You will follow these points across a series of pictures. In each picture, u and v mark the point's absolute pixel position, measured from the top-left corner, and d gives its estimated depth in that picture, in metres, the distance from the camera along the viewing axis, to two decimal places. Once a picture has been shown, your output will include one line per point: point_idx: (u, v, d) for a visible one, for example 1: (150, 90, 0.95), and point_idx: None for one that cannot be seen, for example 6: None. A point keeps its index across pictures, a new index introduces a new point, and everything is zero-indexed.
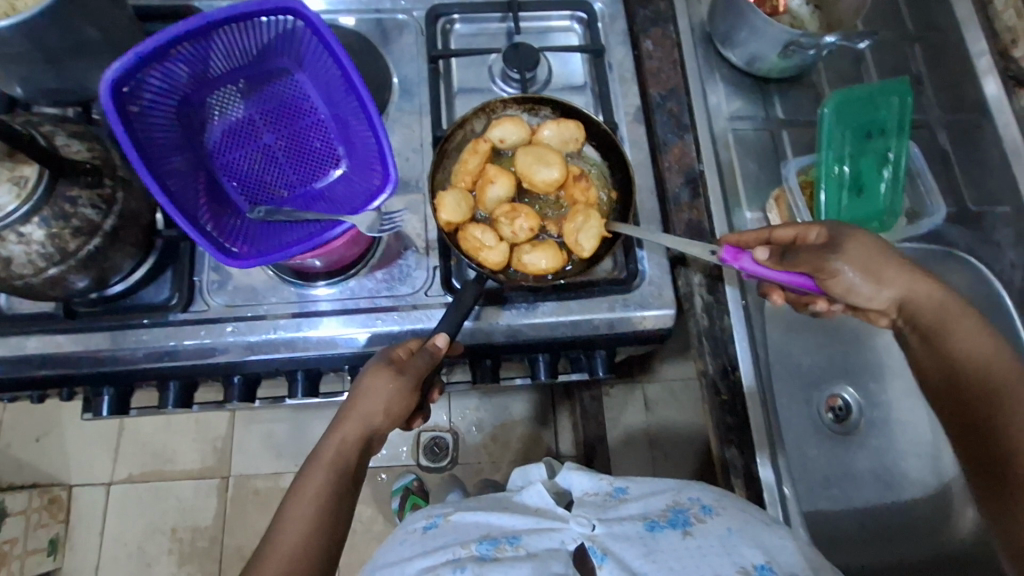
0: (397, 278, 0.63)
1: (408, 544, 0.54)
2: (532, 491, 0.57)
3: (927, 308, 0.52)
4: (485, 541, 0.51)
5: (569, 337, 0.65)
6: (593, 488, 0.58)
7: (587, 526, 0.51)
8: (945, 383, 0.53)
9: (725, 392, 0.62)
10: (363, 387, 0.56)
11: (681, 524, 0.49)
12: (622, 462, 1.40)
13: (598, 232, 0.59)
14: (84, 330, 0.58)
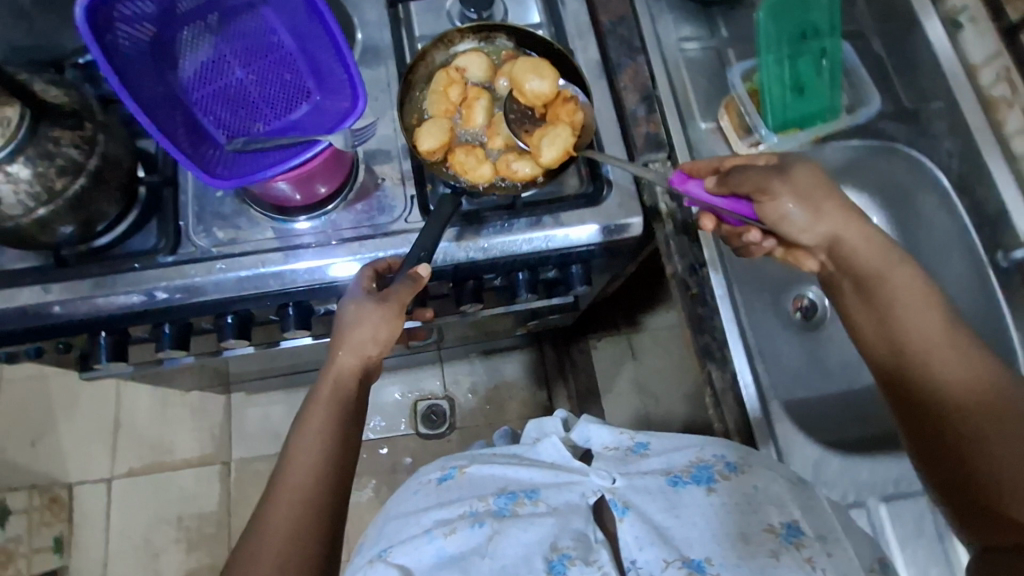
0: (376, 209, 0.66)
1: (422, 493, 0.59)
2: (547, 445, 0.61)
3: (864, 257, 0.54)
4: (503, 495, 0.56)
5: (545, 254, 0.68)
6: (613, 441, 0.62)
7: (609, 479, 0.57)
8: (880, 334, 0.54)
9: (694, 288, 0.66)
10: (349, 319, 0.59)
11: (706, 480, 0.54)
12: (614, 411, 1.44)
13: (563, 146, 0.61)
14: (73, 279, 0.60)
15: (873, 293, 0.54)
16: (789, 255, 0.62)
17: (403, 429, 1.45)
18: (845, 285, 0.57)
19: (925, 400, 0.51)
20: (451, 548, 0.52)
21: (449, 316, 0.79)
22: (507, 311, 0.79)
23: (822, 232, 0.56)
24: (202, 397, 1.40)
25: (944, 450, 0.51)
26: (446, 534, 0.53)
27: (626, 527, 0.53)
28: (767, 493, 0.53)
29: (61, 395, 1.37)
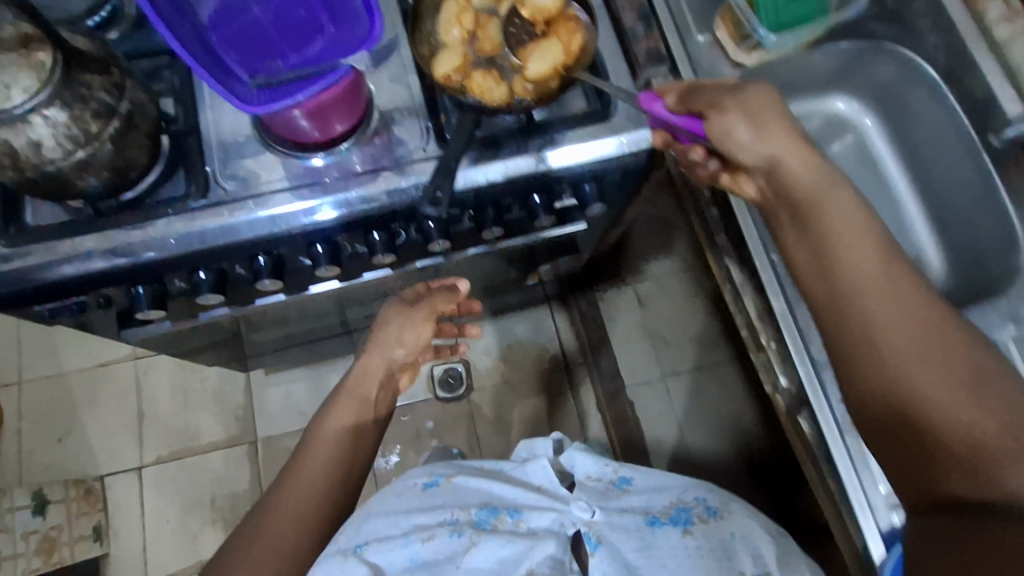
0: (392, 142, 0.67)
1: (407, 498, 0.71)
2: (537, 467, 0.72)
3: (800, 184, 0.54)
4: (485, 509, 0.66)
5: (560, 175, 0.70)
6: (599, 473, 0.72)
7: (589, 512, 0.65)
8: (818, 272, 0.53)
9: (706, 191, 0.69)
10: (384, 320, 0.79)
11: (682, 523, 0.63)
12: (628, 358, 1.47)
13: (549, 63, 0.63)
14: (112, 229, 0.62)
15: (810, 227, 0.53)
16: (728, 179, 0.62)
17: (422, 395, 1.49)
18: (783, 216, 0.56)
19: (857, 337, 0.50)
20: (426, 553, 0.62)
21: (468, 249, 0.80)
22: (525, 242, 0.81)
23: (764, 153, 0.56)
24: (223, 380, 1.42)
25: (880, 395, 0.48)
26: (424, 540, 0.63)
27: (596, 562, 0.60)
28: (738, 541, 0.62)
29: (84, 392, 1.39)
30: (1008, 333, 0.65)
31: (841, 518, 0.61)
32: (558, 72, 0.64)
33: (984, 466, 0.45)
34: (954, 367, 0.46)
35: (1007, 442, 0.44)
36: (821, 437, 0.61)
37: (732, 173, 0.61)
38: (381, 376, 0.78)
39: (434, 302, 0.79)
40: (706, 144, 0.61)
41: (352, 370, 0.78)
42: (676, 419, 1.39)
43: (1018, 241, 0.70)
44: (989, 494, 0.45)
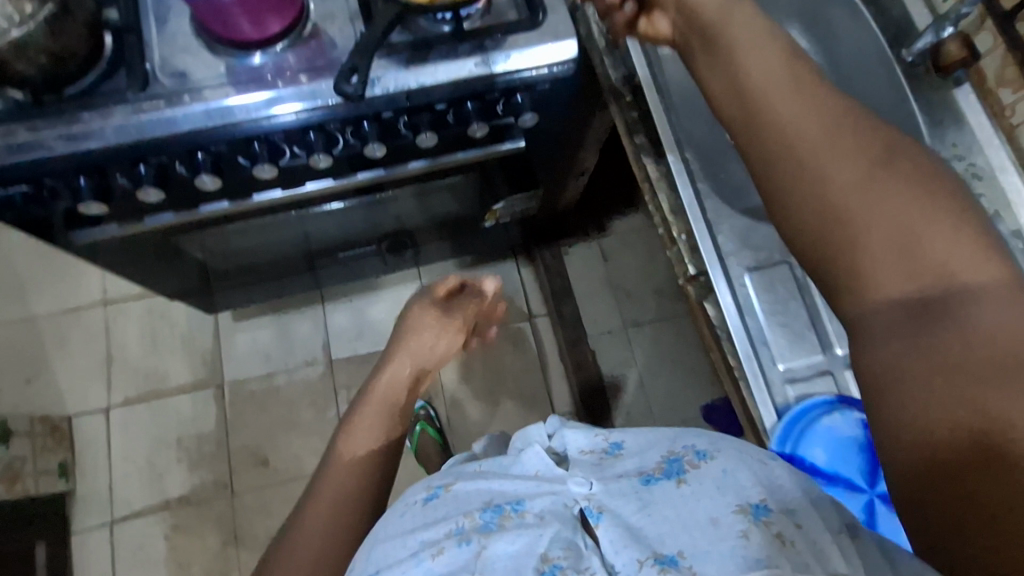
0: (328, 44, 0.70)
1: (409, 515, 0.55)
2: (530, 453, 0.57)
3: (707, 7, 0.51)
4: (489, 508, 0.52)
5: (490, 82, 0.73)
6: (590, 446, 0.57)
7: (586, 486, 0.52)
8: (727, 87, 0.48)
9: (627, 95, 0.74)
10: (416, 324, 0.86)
11: (676, 473, 0.50)
12: (590, 308, 1.50)
13: None
14: (50, 118, 0.64)
15: (719, 46, 0.50)
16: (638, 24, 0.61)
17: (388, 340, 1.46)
18: (693, 46, 0.53)
19: (777, 146, 0.44)
20: (438, 568, 0.49)
21: (409, 163, 0.84)
22: (465, 158, 0.86)
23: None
24: (191, 326, 1.45)
25: (802, 196, 0.43)
26: (434, 556, 0.49)
27: (603, 532, 0.48)
28: (734, 479, 0.48)
29: (54, 336, 1.41)
30: None
31: (740, 391, 0.64)
32: None
33: (918, 250, 0.39)
34: (866, 152, 0.42)
35: (935, 217, 0.39)
36: (721, 319, 0.65)
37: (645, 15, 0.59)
38: (411, 374, 0.82)
39: (467, 307, 0.91)
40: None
41: (381, 369, 0.82)
42: (636, 365, 1.45)
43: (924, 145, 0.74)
44: (927, 283, 0.39)
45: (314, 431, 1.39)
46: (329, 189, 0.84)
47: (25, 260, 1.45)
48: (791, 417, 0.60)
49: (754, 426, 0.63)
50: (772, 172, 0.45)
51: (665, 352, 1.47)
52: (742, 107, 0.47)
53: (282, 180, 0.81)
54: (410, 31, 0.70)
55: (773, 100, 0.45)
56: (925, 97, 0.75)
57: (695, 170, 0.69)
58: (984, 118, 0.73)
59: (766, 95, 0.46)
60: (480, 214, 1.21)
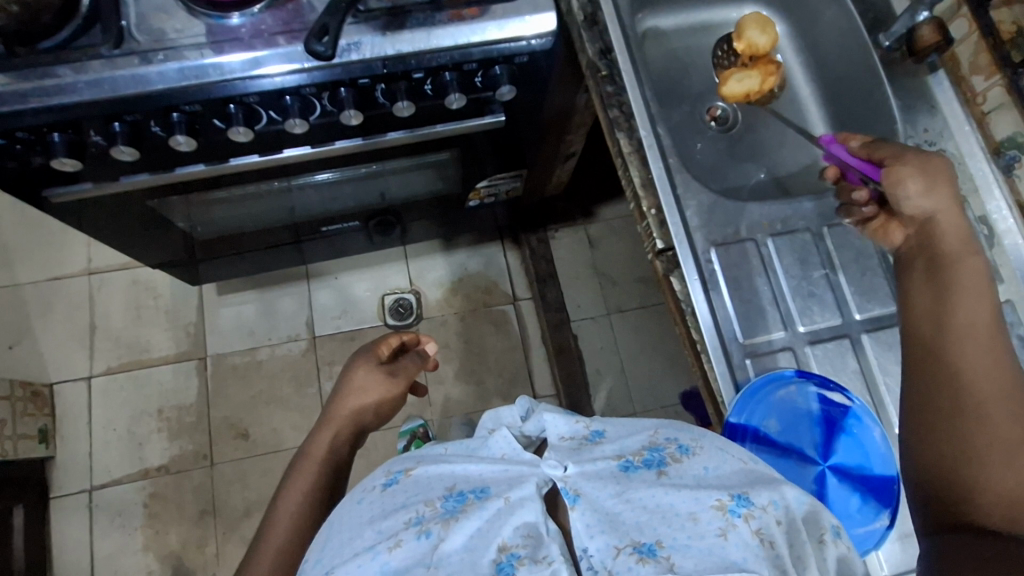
0: (304, 7, 0.70)
1: (366, 502, 0.49)
2: (498, 438, 0.53)
3: (948, 242, 0.56)
4: (450, 496, 0.47)
5: (466, 52, 0.73)
6: (569, 432, 0.53)
7: (560, 467, 0.48)
8: (931, 315, 0.54)
9: (603, 70, 0.73)
10: (357, 385, 0.80)
11: (657, 464, 0.47)
12: (575, 294, 1.50)
13: (748, 50, 0.76)
14: (24, 69, 0.65)
15: (942, 279, 0.55)
16: (877, 230, 0.63)
17: (372, 320, 1.47)
18: (918, 265, 0.58)
19: (950, 383, 0.51)
20: (395, 562, 0.43)
21: (389, 134, 0.85)
22: (444, 131, 0.86)
23: (923, 209, 0.58)
24: (176, 298, 1.45)
25: (931, 413, 0.51)
26: (390, 549, 0.43)
27: (577, 516, 0.44)
28: (718, 475, 0.46)
29: (38, 303, 1.42)
30: None
31: (702, 364, 0.63)
32: (756, 74, 0.77)
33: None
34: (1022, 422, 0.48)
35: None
36: (687, 293, 0.64)
37: (884, 223, 0.63)
38: (351, 434, 0.78)
39: (409, 369, 0.85)
40: (877, 188, 0.63)
41: (319, 433, 0.77)
42: (618, 352, 1.46)
43: (898, 130, 0.74)
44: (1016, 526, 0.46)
45: (295, 405, 1.40)
46: (309, 157, 0.84)
47: (11, 224, 1.45)
48: (748, 391, 0.59)
49: (713, 398, 0.63)
50: (932, 407, 0.51)
51: (647, 339, 1.47)
52: (934, 340, 0.53)
53: (260, 145, 0.81)
54: None
55: (958, 351, 0.51)
56: (899, 81, 0.75)
57: (666, 146, 0.69)
58: (956, 104, 0.73)
59: (956, 342, 0.52)
60: (464, 194, 1.21)
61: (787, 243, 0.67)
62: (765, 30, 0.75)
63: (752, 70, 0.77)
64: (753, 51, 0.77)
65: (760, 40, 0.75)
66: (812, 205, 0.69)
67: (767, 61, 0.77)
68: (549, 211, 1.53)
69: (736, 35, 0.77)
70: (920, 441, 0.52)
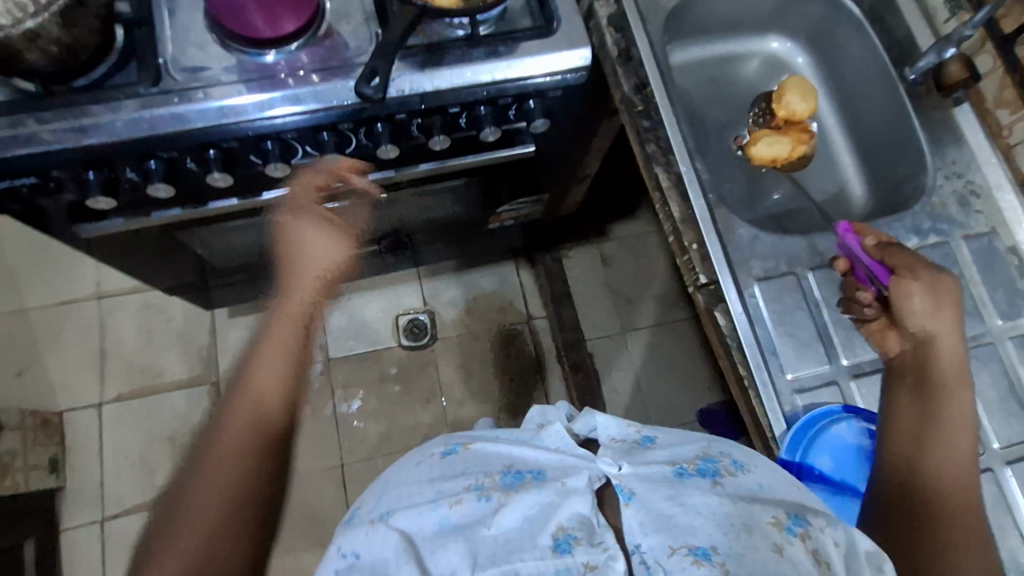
0: (340, 45, 0.70)
1: (425, 466, 0.54)
2: (549, 432, 0.54)
3: (944, 365, 0.58)
4: (509, 473, 0.51)
5: (500, 87, 0.73)
6: (620, 434, 0.54)
7: (614, 466, 0.49)
8: (915, 431, 0.57)
9: (639, 104, 0.73)
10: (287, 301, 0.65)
11: (711, 474, 0.48)
12: (588, 312, 1.50)
13: (788, 112, 0.81)
14: (61, 110, 0.64)
15: (930, 398, 0.57)
16: (875, 334, 0.64)
17: (386, 341, 1.47)
18: (908, 380, 0.60)
19: (923, 495, 0.53)
20: (455, 517, 0.47)
21: (419, 165, 0.84)
22: (474, 161, 0.85)
23: (925, 329, 0.60)
24: (188, 321, 1.43)
25: (901, 525, 0.53)
26: (452, 504, 0.48)
27: (631, 513, 0.46)
28: (772, 493, 0.48)
29: (46, 330, 1.39)
30: (909, 243, 0.71)
31: (749, 399, 0.64)
32: (789, 140, 0.81)
33: None
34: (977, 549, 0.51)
35: None
36: (731, 327, 0.65)
37: (882, 328, 0.64)
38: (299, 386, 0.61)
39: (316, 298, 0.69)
40: (882, 293, 0.64)
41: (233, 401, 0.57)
42: (633, 370, 1.47)
43: (927, 161, 0.75)
44: None
45: (311, 429, 1.40)
46: (339, 189, 0.84)
47: (17, 249, 1.43)
48: (799, 429, 0.60)
49: (761, 433, 0.63)
50: (902, 515, 0.53)
51: (662, 357, 1.48)
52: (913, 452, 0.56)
53: (292, 179, 0.81)
54: (425, 33, 0.72)
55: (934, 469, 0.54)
56: (927, 114, 0.77)
57: (705, 180, 0.70)
58: (981, 137, 0.75)
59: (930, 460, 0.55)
60: (485, 217, 1.22)
61: (827, 276, 0.68)
62: (806, 96, 0.80)
63: (786, 136, 0.82)
64: (790, 117, 0.81)
65: (799, 108, 0.80)
66: None
67: (799, 129, 0.82)
68: (563, 231, 1.53)
69: (777, 96, 0.82)
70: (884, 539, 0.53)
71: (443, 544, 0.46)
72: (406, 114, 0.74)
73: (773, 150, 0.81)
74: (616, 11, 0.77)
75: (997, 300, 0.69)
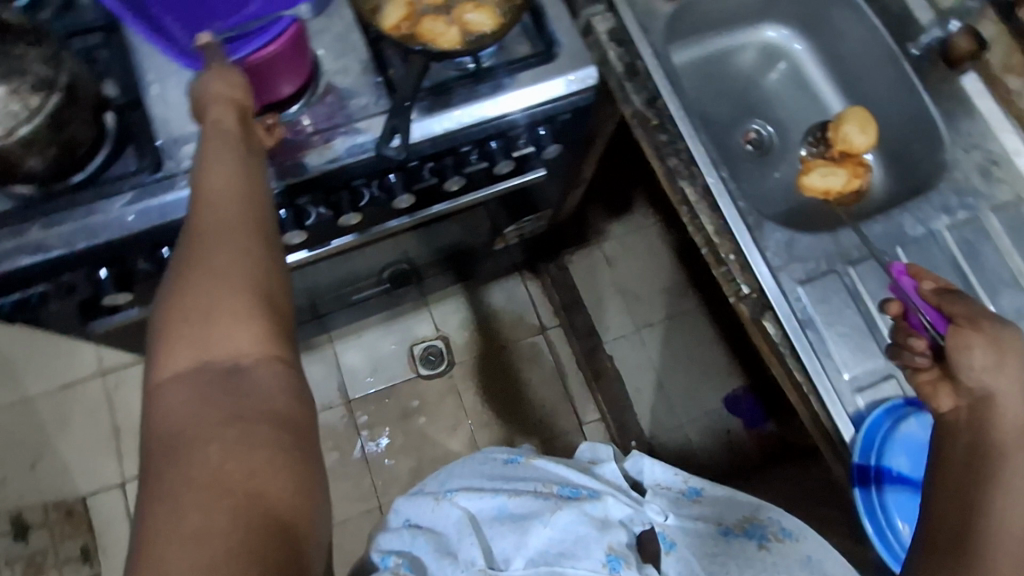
0: (342, 100, 0.67)
1: (490, 467, 0.69)
2: (606, 468, 0.69)
3: (1004, 430, 0.51)
4: (567, 487, 0.64)
5: (510, 121, 0.71)
6: (668, 481, 0.69)
7: (661, 514, 0.64)
8: (964, 501, 0.50)
9: (653, 119, 0.72)
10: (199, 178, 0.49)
11: (758, 537, 0.61)
12: (605, 317, 1.45)
13: (846, 140, 0.79)
14: (64, 211, 0.61)
15: (985, 464, 0.51)
16: (925, 385, 0.58)
17: (404, 374, 1.44)
18: (960, 442, 0.53)
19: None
20: (514, 506, 0.62)
21: (433, 207, 0.82)
22: (487, 195, 0.83)
23: (984, 385, 0.53)
24: None
25: None
26: (512, 496, 0.63)
27: (671, 561, 0.61)
28: (817, 565, 0.59)
29: (53, 415, 1.34)
30: (941, 223, 0.71)
31: (810, 406, 0.63)
32: (846, 172, 0.78)
33: None
34: None
35: None
36: (783, 336, 0.64)
37: (935, 381, 0.57)
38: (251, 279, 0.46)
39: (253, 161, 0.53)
40: (938, 342, 0.58)
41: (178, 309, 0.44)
42: (655, 368, 1.42)
43: (943, 137, 0.75)
44: None
45: (341, 475, 1.37)
46: (353, 243, 0.81)
47: (10, 336, 1.38)
48: (868, 432, 0.60)
49: (828, 439, 0.63)
50: None
51: (687, 351, 1.43)
52: (961, 530, 0.49)
53: (306, 241, 0.78)
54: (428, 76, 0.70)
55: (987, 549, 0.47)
56: (935, 88, 0.77)
57: (734, 188, 0.69)
58: (995, 105, 0.74)
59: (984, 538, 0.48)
60: (492, 239, 1.21)
61: (868, 269, 0.68)
62: (865, 128, 0.78)
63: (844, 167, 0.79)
64: (847, 148, 0.79)
65: (857, 139, 0.78)
66: (880, 226, 0.71)
67: (855, 162, 0.79)
68: (561, 239, 1.45)
69: (835, 125, 0.81)
70: None
71: (502, 529, 0.60)
72: (419, 160, 0.71)
73: (827, 181, 0.78)
74: (615, 25, 0.76)
75: None
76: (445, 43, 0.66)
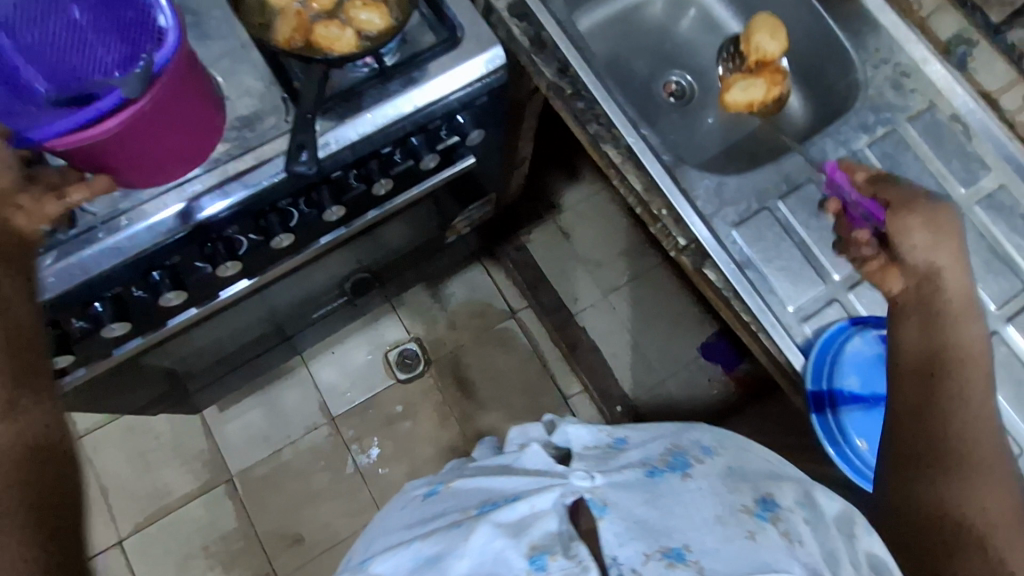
0: (249, 122, 0.65)
1: (409, 508, 0.60)
2: (530, 453, 0.58)
3: (951, 301, 0.56)
4: (483, 505, 0.53)
5: (427, 112, 0.70)
6: (593, 441, 0.59)
7: (587, 479, 0.52)
8: (923, 373, 0.54)
9: (567, 88, 0.72)
10: None
11: (681, 467, 0.52)
12: (569, 288, 1.48)
13: (761, 50, 0.81)
14: None
15: (937, 331, 0.55)
16: (876, 272, 0.61)
17: (383, 382, 1.44)
18: (912, 318, 0.57)
19: (941, 441, 0.51)
20: (426, 549, 0.51)
21: (367, 213, 0.81)
22: (420, 191, 0.83)
23: (926, 262, 0.57)
24: (177, 429, 1.38)
25: (912, 498, 0.51)
26: (423, 539, 0.52)
27: (606, 526, 0.48)
28: (739, 471, 0.54)
29: None
30: (861, 141, 0.72)
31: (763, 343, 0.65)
32: (763, 83, 0.82)
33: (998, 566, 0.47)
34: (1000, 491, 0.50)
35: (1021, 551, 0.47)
36: (727, 281, 0.65)
37: (883, 266, 0.61)
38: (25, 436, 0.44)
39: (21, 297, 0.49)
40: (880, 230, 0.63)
41: None
42: (627, 328, 1.46)
43: (851, 58, 0.77)
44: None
45: (337, 492, 1.37)
46: (294, 264, 0.80)
47: None
48: (819, 357, 0.62)
49: (783, 370, 0.65)
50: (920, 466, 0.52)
51: (651, 308, 1.47)
52: (919, 406, 0.54)
53: (245, 270, 0.77)
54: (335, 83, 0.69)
55: (948, 413, 0.52)
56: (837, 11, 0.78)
57: (656, 145, 0.69)
58: (894, 18, 0.76)
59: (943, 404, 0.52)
60: (443, 232, 1.20)
61: (797, 201, 0.69)
62: (778, 34, 0.80)
63: (760, 78, 0.82)
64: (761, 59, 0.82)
65: (770, 48, 0.80)
66: (805, 155, 0.72)
67: (772, 70, 0.82)
68: (516, 217, 1.48)
69: (749, 35, 0.83)
70: (898, 492, 0.52)
71: None
72: (342, 169, 0.70)
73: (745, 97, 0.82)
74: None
75: (955, 170, 0.71)
76: (344, 48, 0.66)
